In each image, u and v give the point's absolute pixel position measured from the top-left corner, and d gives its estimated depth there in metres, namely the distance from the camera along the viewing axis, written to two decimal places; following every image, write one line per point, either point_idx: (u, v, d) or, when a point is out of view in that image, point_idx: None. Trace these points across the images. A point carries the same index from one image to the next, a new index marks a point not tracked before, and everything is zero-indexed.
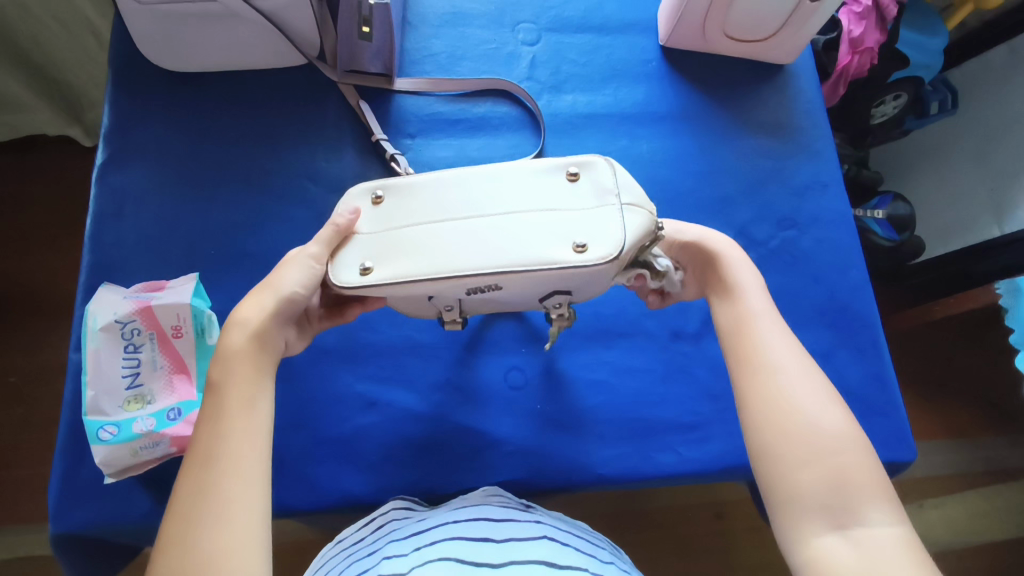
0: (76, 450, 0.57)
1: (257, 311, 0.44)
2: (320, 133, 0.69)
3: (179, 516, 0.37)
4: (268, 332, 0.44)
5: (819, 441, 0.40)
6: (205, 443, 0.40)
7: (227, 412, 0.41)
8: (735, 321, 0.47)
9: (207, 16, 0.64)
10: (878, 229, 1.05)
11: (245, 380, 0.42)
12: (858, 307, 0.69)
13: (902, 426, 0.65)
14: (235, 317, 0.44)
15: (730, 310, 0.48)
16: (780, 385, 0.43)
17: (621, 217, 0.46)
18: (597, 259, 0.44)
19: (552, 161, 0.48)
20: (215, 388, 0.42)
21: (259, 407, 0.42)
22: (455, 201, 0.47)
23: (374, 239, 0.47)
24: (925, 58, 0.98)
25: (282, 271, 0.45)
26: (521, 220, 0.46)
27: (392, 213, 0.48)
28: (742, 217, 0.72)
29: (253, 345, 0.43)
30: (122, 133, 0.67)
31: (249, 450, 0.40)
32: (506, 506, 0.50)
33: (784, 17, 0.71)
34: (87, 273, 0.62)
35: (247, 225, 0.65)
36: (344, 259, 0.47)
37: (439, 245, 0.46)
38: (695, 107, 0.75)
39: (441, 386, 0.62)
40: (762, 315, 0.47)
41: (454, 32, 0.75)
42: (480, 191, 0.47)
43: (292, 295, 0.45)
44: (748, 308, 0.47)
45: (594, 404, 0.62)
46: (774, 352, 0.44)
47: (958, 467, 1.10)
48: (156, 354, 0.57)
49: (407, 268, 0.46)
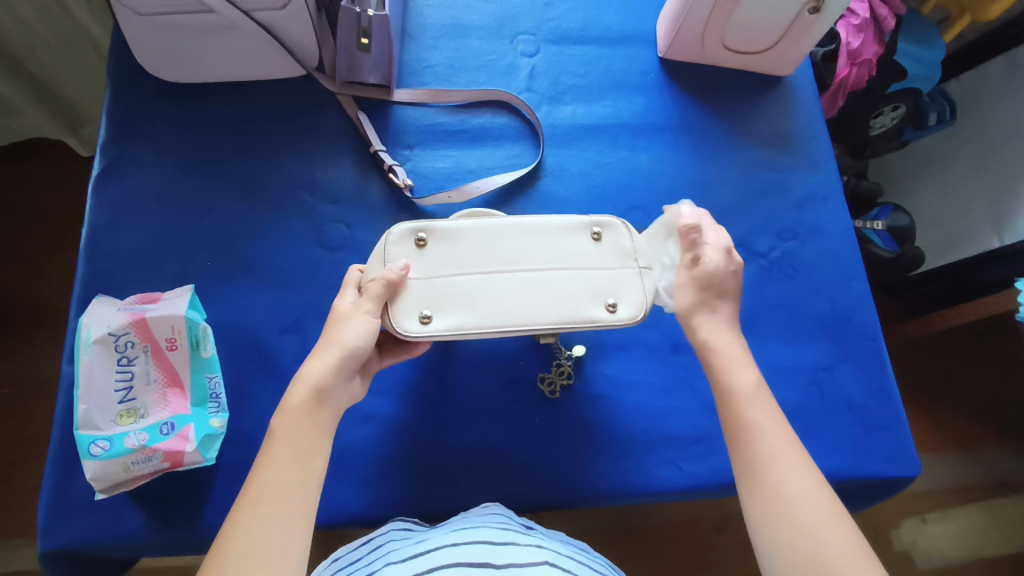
0: (66, 465, 0.56)
1: (322, 367, 0.46)
2: (319, 146, 0.69)
3: (220, 561, 0.39)
4: (328, 388, 0.46)
5: (825, 563, 0.39)
6: (255, 482, 0.42)
7: (274, 460, 0.43)
8: (740, 430, 0.46)
9: (205, 27, 0.63)
10: (878, 240, 1.05)
11: (303, 429, 0.44)
12: (860, 319, 0.69)
13: (906, 440, 0.65)
14: (302, 373, 0.47)
15: (736, 416, 0.46)
16: (791, 504, 0.42)
17: (641, 280, 0.54)
18: (626, 320, 0.53)
19: (577, 221, 0.55)
20: (275, 435, 0.44)
21: (316, 463, 0.44)
22: (502, 256, 0.53)
23: (431, 288, 0.51)
24: (922, 70, 0.98)
25: (342, 327, 0.48)
26: (560, 278, 0.53)
27: (441, 259, 0.52)
28: (742, 228, 0.71)
29: (315, 402, 0.45)
30: (119, 144, 0.67)
31: (298, 496, 0.42)
32: (507, 528, 0.48)
33: (782, 29, 0.72)
34: (83, 285, 0.62)
35: (244, 237, 0.65)
36: (403, 307, 0.51)
37: (492, 300, 0.52)
38: (695, 119, 0.75)
39: (438, 400, 0.60)
40: (768, 421, 0.45)
41: (454, 43, 0.75)
42: (520, 248, 0.53)
43: (354, 349, 0.47)
44: (754, 419, 0.46)
45: (594, 418, 0.61)
46: (783, 463, 0.43)
47: (962, 481, 1.08)
48: (149, 367, 0.56)
49: (465, 319, 0.51)
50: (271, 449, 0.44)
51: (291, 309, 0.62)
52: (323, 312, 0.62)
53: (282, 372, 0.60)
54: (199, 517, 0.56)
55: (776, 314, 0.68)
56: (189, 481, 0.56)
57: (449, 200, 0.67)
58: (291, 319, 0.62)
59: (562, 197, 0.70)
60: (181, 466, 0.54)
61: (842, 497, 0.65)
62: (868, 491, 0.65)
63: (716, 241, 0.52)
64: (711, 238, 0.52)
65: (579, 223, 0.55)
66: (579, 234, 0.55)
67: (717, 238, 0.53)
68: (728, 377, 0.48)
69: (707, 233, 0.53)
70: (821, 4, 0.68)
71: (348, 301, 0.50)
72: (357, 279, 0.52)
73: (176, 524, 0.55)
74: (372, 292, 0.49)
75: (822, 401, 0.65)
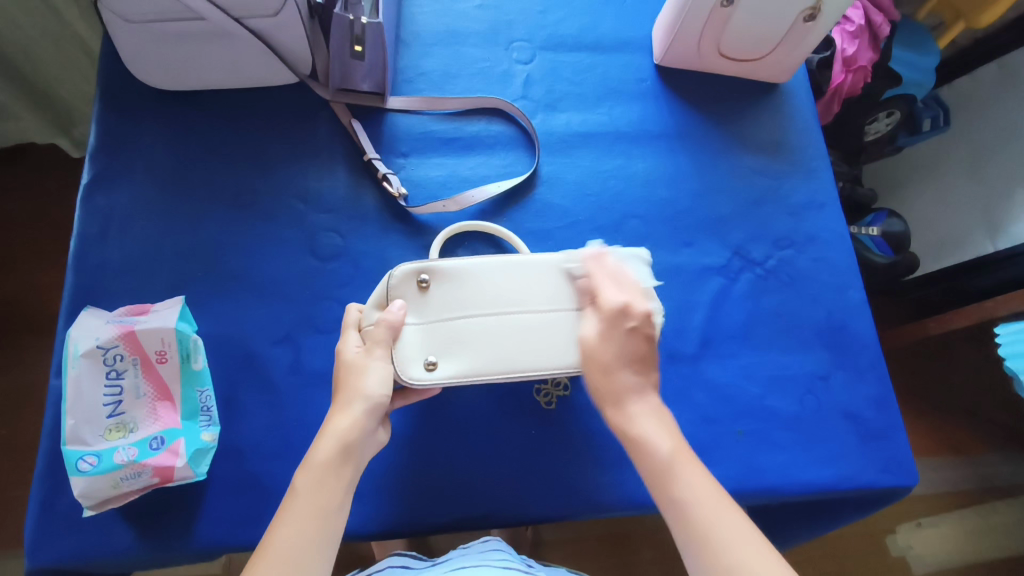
0: (54, 481, 0.55)
1: (351, 422, 0.47)
2: (312, 154, 0.68)
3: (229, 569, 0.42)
4: (355, 444, 0.47)
5: None
6: (269, 550, 0.42)
7: (300, 516, 0.44)
8: (674, 509, 0.47)
9: (196, 35, 0.63)
10: (875, 247, 1.05)
11: (325, 484, 0.45)
12: (856, 328, 0.69)
13: (903, 449, 0.64)
14: (329, 429, 0.47)
15: (668, 495, 0.47)
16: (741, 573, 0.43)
17: None
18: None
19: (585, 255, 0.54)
20: (298, 491, 0.45)
21: (336, 520, 0.45)
22: (504, 297, 0.53)
23: (437, 332, 0.52)
24: (917, 76, 0.99)
25: (362, 377, 0.49)
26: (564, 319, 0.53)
27: (444, 301, 0.53)
28: (738, 236, 0.71)
29: (340, 456, 0.46)
30: (108, 152, 0.66)
31: (311, 561, 0.43)
32: (508, 567, 0.49)
33: (778, 36, 0.72)
34: (71, 296, 0.61)
35: (235, 248, 0.64)
36: (409, 355, 0.51)
37: (497, 344, 0.52)
38: (690, 127, 0.75)
39: (432, 413, 0.60)
40: (697, 489, 0.47)
41: (448, 50, 0.75)
42: (523, 289, 0.53)
43: (378, 399, 0.48)
44: (683, 489, 0.47)
45: (591, 429, 0.61)
46: (720, 528, 0.45)
47: (958, 485, 1.09)
48: (138, 380, 0.55)
49: (469, 364, 0.52)
50: (293, 507, 0.44)
51: (284, 320, 0.62)
52: (317, 323, 0.62)
53: (274, 385, 0.59)
54: (189, 532, 0.55)
55: (773, 323, 0.68)
56: (180, 497, 0.55)
57: (444, 209, 0.66)
58: (283, 331, 0.61)
59: (558, 205, 0.69)
60: (171, 482, 0.54)
61: (838, 506, 0.65)
62: (866, 500, 0.65)
63: (612, 300, 0.52)
64: (606, 298, 0.52)
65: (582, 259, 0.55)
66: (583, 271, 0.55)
67: (612, 297, 0.52)
68: (650, 450, 0.48)
69: (602, 291, 0.53)
70: (817, 11, 0.68)
71: (353, 347, 0.51)
72: (357, 319, 0.53)
73: (165, 540, 0.54)
74: (376, 339, 0.50)
75: (818, 410, 0.65)
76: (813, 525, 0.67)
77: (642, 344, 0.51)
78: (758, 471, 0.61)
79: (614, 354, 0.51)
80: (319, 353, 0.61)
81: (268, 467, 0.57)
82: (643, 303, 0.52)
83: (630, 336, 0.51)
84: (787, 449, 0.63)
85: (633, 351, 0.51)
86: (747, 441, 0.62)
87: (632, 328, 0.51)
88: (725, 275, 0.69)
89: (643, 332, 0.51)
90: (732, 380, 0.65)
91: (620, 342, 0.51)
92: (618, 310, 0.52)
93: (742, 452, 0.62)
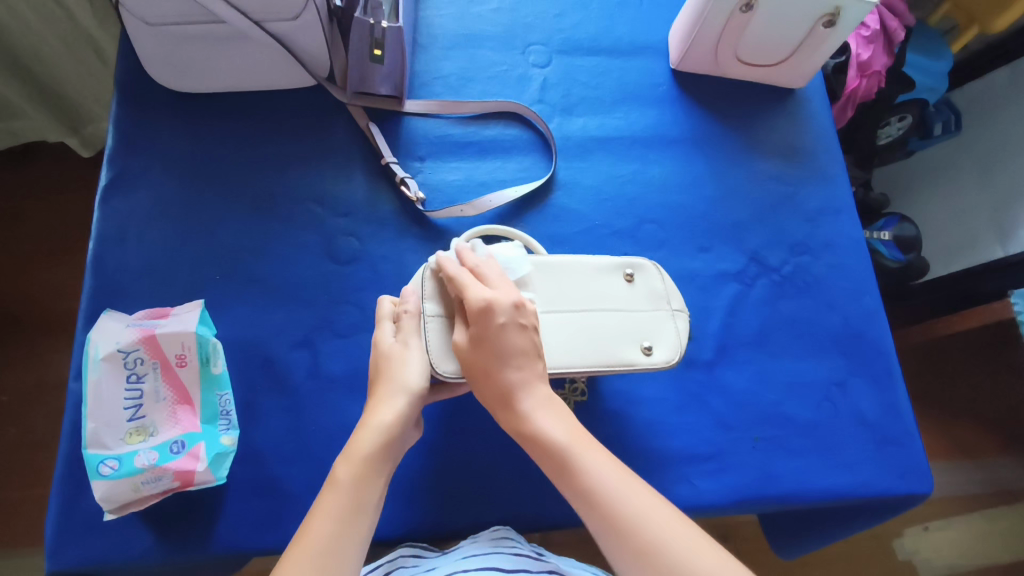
0: (74, 484, 0.55)
1: (393, 415, 0.47)
2: (329, 157, 0.68)
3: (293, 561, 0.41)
4: (396, 438, 0.47)
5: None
6: (304, 538, 0.42)
7: (339, 510, 0.43)
8: (582, 497, 0.44)
9: (215, 38, 0.62)
10: (885, 249, 1.05)
11: (366, 480, 0.45)
12: (872, 335, 0.69)
13: (919, 457, 0.64)
14: (370, 422, 0.47)
15: (572, 482, 0.44)
16: (663, 547, 0.41)
17: (674, 323, 0.56)
18: (662, 362, 0.54)
19: (612, 262, 0.57)
20: (337, 482, 0.45)
21: (371, 513, 0.44)
22: (542, 295, 0.54)
23: None
24: (931, 80, 0.99)
25: (403, 367, 0.49)
26: (598, 321, 0.54)
27: None
28: (755, 242, 0.71)
29: (382, 451, 0.46)
30: (127, 154, 0.66)
31: (346, 556, 0.42)
32: (519, 553, 0.50)
33: (796, 41, 0.71)
34: (89, 299, 0.61)
35: (254, 251, 0.64)
36: (444, 349, 0.51)
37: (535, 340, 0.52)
38: (707, 132, 0.75)
39: (449, 419, 0.60)
40: (600, 465, 0.45)
41: (465, 54, 0.75)
42: (561, 289, 0.54)
43: (418, 390, 0.48)
44: (590, 474, 0.44)
45: (608, 435, 0.61)
46: (638, 508, 0.43)
47: (966, 489, 1.09)
48: (158, 384, 0.55)
49: None
50: (327, 500, 0.44)
51: (303, 324, 0.61)
52: (335, 327, 0.62)
53: (293, 389, 0.59)
54: (209, 536, 0.55)
55: (789, 329, 0.68)
56: (200, 502, 0.55)
57: (461, 213, 0.66)
58: (302, 334, 0.61)
59: (575, 210, 0.69)
60: (191, 486, 0.53)
61: (853, 513, 0.65)
62: (880, 507, 0.64)
63: (477, 298, 0.47)
64: (472, 296, 0.48)
65: (612, 264, 0.57)
66: (613, 276, 0.56)
67: (478, 295, 0.48)
68: (546, 443, 0.45)
69: (468, 290, 0.48)
70: (836, 17, 0.68)
71: (388, 337, 0.51)
72: (391, 311, 0.53)
73: (185, 545, 0.54)
74: (409, 328, 0.51)
75: (836, 417, 0.65)
76: (826, 530, 0.67)
77: (515, 339, 0.47)
78: (774, 478, 0.61)
79: (492, 354, 0.47)
80: (337, 357, 0.61)
81: (288, 471, 0.57)
82: (510, 295, 0.48)
83: (504, 332, 0.47)
84: (804, 456, 0.63)
85: (507, 348, 0.47)
86: (763, 447, 0.62)
87: (504, 323, 0.47)
88: (741, 281, 0.69)
89: (516, 324, 0.47)
90: (747, 387, 0.65)
91: (491, 344, 0.47)
92: (485, 308, 0.47)
93: (759, 458, 0.62)
